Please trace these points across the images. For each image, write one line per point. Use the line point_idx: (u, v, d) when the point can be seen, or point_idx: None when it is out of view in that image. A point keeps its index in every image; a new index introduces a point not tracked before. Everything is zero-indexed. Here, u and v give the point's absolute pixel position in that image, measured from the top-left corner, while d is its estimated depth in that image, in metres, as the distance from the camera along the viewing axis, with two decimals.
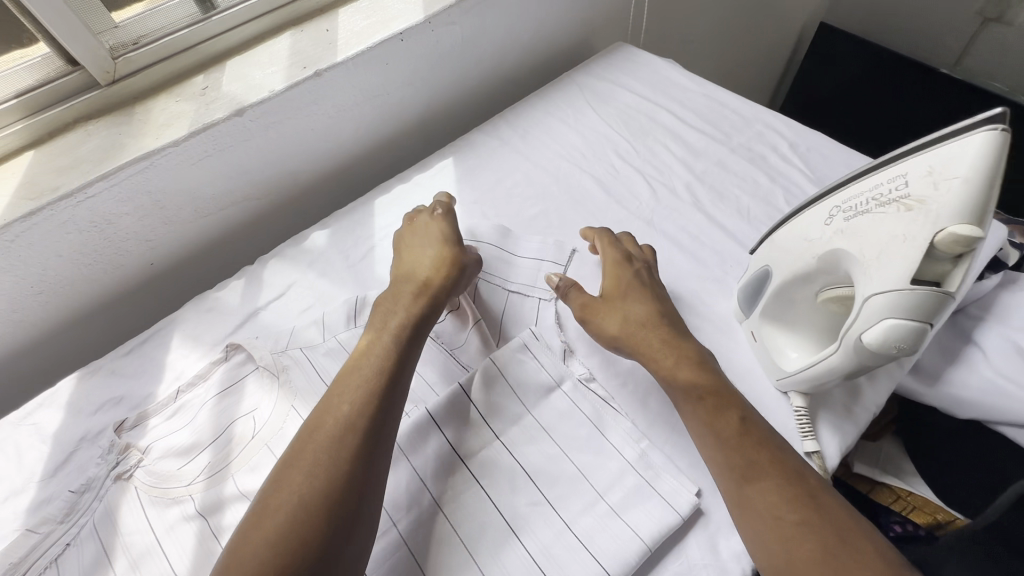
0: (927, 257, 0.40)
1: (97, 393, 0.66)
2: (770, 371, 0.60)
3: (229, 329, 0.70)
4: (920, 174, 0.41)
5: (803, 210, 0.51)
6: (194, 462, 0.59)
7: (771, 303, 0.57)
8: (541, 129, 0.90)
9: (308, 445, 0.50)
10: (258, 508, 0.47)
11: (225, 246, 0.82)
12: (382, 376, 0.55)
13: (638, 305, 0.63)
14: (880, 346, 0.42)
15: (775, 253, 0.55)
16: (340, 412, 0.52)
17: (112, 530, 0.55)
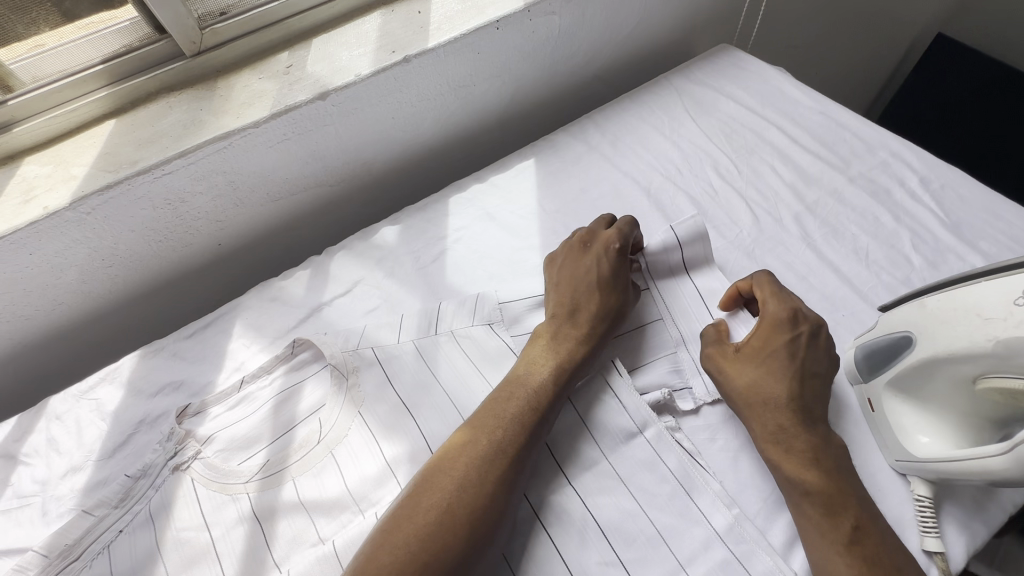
0: None
1: (158, 375, 0.65)
2: (885, 449, 0.53)
3: (293, 322, 0.67)
4: None
5: (982, 280, 0.44)
6: (252, 460, 0.57)
7: (900, 375, 0.49)
8: (633, 136, 0.83)
9: (462, 455, 0.50)
10: (408, 503, 0.47)
11: (293, 232, 0.79)
12: (540, 408, 0.53)
13: (773, 370, 0.55)
14: None
15: (926, 321, 0.47)
16: (499, 433, 0.51)
17: (167, 522, 0.54)
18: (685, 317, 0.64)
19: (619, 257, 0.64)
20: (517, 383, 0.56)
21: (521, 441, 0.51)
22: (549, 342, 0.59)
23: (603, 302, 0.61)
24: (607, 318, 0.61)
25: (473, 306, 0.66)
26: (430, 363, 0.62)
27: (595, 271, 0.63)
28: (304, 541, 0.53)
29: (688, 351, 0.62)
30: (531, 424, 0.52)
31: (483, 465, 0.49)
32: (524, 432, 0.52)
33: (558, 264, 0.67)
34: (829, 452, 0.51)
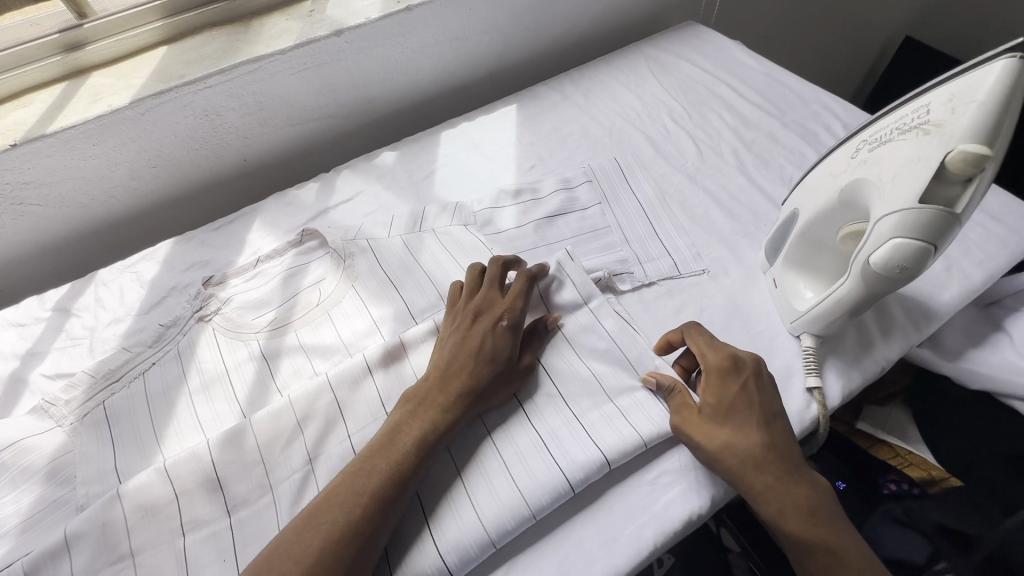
0: (938, 178, 0.43)
1: (188, 256, 0.77)
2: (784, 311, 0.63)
3: (302, 220, 0.80)
4: (943, 102, 0.43)
5: (836, 151, 0.55)
6: (263, 316, 0.69)
7: (797, 244, 0.59)
8: (603, 89, 0.96)
9: (323, 519, 0.47)
10: (274, 559, 0.45)
11: (305, 157, 0.92)
12: (404, 478, 0.50)
13: (736, 418, 0.54)
14: (884, 265, 0.45)
15: (805, 195, 0.58)
16: (359, 502, 0.48)
17: (191, 357, 0.66)
18: (630, 223, 0.76)
19: (519, 322, 0.61)
20: (376, 459, 0.51)
21: (375, 517, 0.48)
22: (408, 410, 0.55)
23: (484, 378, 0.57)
24: (482, 394, 0.57)
25: (454, 210, 0.78)
26: (414, 250, 0.74)
27: (487, 345, 0.59)
28: (302, 374, 0.65)
29: (631, 248, 0.73)
30: (394, 493, 0.50)
31: (334, 534, 0.46)
32: (376, 513, 0.48)
33: (451, 329, 0.62)
34: (813, 496, 0.51)
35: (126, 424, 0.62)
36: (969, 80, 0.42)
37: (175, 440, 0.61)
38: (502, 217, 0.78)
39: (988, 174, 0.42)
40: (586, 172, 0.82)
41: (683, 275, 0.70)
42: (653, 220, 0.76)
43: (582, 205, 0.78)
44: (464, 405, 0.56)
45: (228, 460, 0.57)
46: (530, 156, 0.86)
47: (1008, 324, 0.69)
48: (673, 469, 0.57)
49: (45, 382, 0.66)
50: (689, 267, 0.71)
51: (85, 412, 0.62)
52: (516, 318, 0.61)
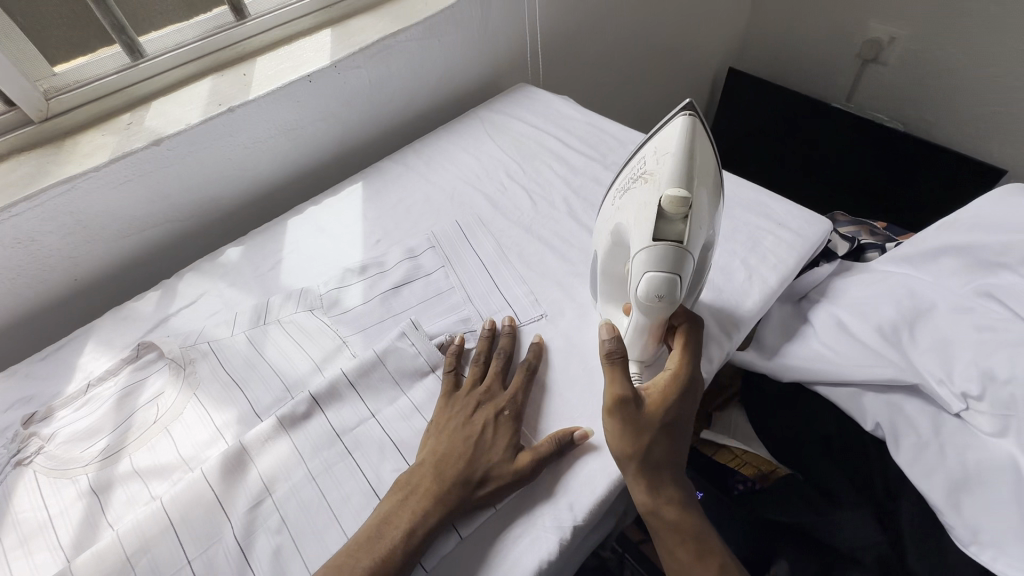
0: (662, 218, 0.52)
1: (8, 394, 0.72)
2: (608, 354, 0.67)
3: (140, 332, 0.77)
4: (653, 158, 0.56)
5: (604, 206, 0.65)
6: (93, 446, 0.65)
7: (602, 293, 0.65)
8: (444, 156, 1.02)
9: None
10: None
11: (147, 266, 0.89)
12: (392, 565, 0.51)
13: (659, 438, 0.55)
14: (647, 296, 0.52)
15: (596, 242, 0.65)
16: None
17: (7, 509, 0.60)
18: (472, 281, 0.80)
19: (520, 408, 0.63)
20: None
21: None
22: (443, 493, 0.55)
23: (485, 470, 0.57)
24: (470, 489, 0.56)
25: (300, 297, 0.79)
26: (258, 345, 0.73)
27: (477, 435, 0.59)
28: (137, 502, 0.61)
29: (473, 305, 0.77)
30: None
31: None
32: None
33: (501, 423, 0.61)
34: (699, 523, 0.55)
35: None
36: (665, 139, 0.55)
37: None
38: (349, 295, 0.79)
39: (696, 211, 0.52)
40: (429, 240, 0.86)
41: (523, 323, 0.74)
42: (493, 275, 0.80)
43: (426, 271, 0.81)
44: (445, 501, 0.54)
45: None
46: (376, 231, 0.89)
47: (812, 315, 0.76)
48: (523, 518, 0.57)
49: None
50: (528, 314, 0.75)
51: None
52: (512, 403, 0.63)
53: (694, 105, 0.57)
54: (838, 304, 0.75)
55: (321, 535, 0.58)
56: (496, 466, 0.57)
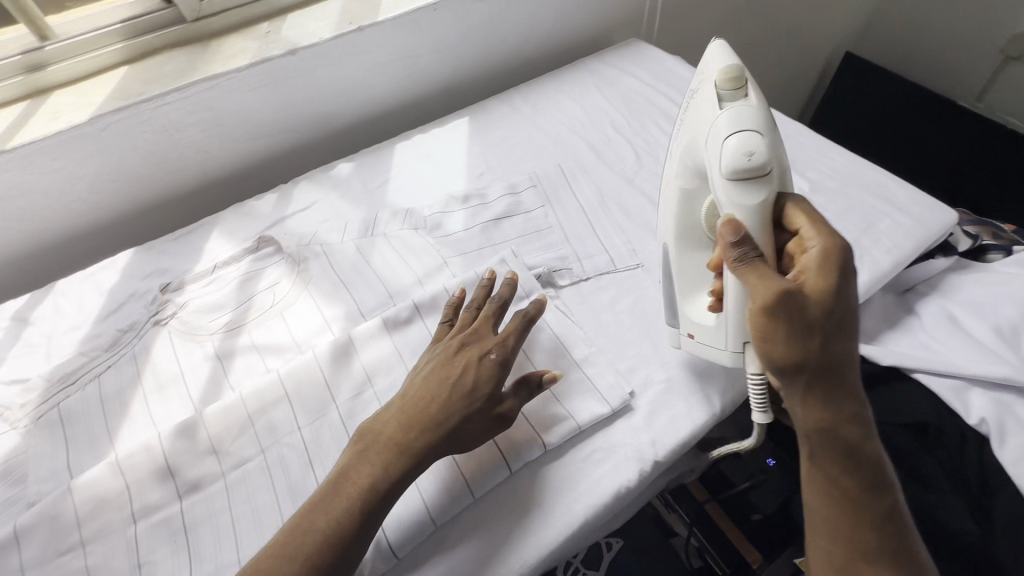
0: (723, 98, 0.55)
1: (146, 265, 0.80)
2: (716, 341, 0.59)
3: (260, 228, 0.83)
4: (699, 79, 0.61)
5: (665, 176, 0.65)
6: (218, 319, 0.72)
7: (682, 277, 0.62)
8: (550, 102, 1.02)
9: (298, 530, 0.48)
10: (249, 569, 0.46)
11: (265, 171, 0.96)
12: (369, 505, 0.49)
13: (822, 330, 0.47)
14: (737, 150, 0.51)
15: (664, 225, 0.65)
16: (325, 524, 0.48)
17: (146, 359, 0.68)
18: (571, 224, 0.81)
19: (509, 354, 0.57)
20: (309, 519, 0.48)
21: (348, 530, 0.48)
22: (419, 430, 0.52)
23: (454, 425, 0.53)
24: (440, 441, 0.52)
25: (405, 215, 0.83)
26: (366, 254, 0.78)
27: (457, 381, 0.54)
28: (254, 372, 0.67)
29: (570, 246, 0.78)
30: (357, 514, 0.49)
31: (309, 540, 0.47)
32: (348, 530, 0.48)
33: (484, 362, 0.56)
34: (868, 457, 0.48)
35: (79, 425, 0.63)
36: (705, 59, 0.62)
37: (128, 439, 0.62)
38: (451, 220, 0.82)
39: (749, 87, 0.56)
40: (531, 179, 0.87)
41: (618, 269, 0.75)
42: (592, 221, 0.81)
43: (526, 208, 0.83)
44: (429, 443, 0.52)
45: (179, 455, 0.59)
46: (479, 165, 0.91)
47: (920, 307, 0.73)
48: (604, 446, 0.60)
49: None
50: (623, 262, 0.76)
51: (40, 414, 0.64)
52: (505, 351, 0.57)
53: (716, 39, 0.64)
54: (951, 299, 0.72)
55: None
56: (467, 420, 0.53)
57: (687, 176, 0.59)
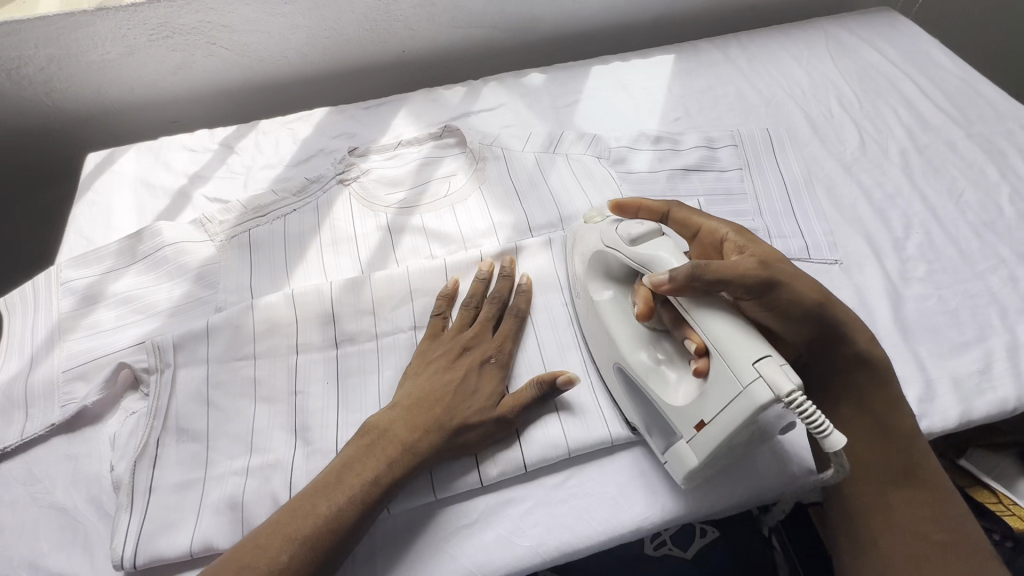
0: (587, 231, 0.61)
1: (338, 126, 0.83)
2: (730, 402, 0.45)
3: (445, 118, 0.83)
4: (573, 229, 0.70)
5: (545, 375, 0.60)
6: (395, 194, 0.74)
7: (641, 377, 0.52)
8: (770, 58, 0.90)
9: (357, 463, 0.49)
10: (309, 493, 0.48)
11: (455, 63, 0.94)
12: (419, 456, 0.50)
13: (776, 261, 0.52)
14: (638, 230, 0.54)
15: (618, 385, 0.56)
16: (381, 466, 0.49)
17: (327, 213, 0.72)
18: (767, 197, 0.73)
19: (506, 364, 0.57)
20: (361, 459, 0.49)
21: (400, 473, 0.49)
22: (454, 403, 0.53)
23: (462, 417, 0.52)
24: (453, 435, 0.52)
25: (591, 141, 0.78)
26: (544, 170, 0.75)
27: (460, 382, 0.54)
28: (420, 254, 0.69)
29: (762, 219, 0.71)
30: (413, 458, 0.50)
31: (365, 474, 0.49)
32: (401, 473, 0.49)
33: (484, 378, 0.55)
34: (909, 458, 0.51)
35: (263, 253, 0.69)
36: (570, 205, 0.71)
37: (302, 279, 0.67)
38: (636, 158, 0.77)
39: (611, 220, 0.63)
40: (733, 136, 0.79)
41: (812, 258, 0.67)
42: (791, 199, 0.73)
43: (720, 167, 0.76)
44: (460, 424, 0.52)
45: (344, 305, 0.62)
46: (677, 109, 0.84)
47: None
48: None
49: (204, 203, 0.75)
50: (821, 253, 0.68)
51: (233, 235, 0.70)
52: (500, 367, 0.57)
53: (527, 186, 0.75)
54: None
55: (561, 351, 0.60)
56: (473, 416, 0.53)
57: (598, 287, 0.58)
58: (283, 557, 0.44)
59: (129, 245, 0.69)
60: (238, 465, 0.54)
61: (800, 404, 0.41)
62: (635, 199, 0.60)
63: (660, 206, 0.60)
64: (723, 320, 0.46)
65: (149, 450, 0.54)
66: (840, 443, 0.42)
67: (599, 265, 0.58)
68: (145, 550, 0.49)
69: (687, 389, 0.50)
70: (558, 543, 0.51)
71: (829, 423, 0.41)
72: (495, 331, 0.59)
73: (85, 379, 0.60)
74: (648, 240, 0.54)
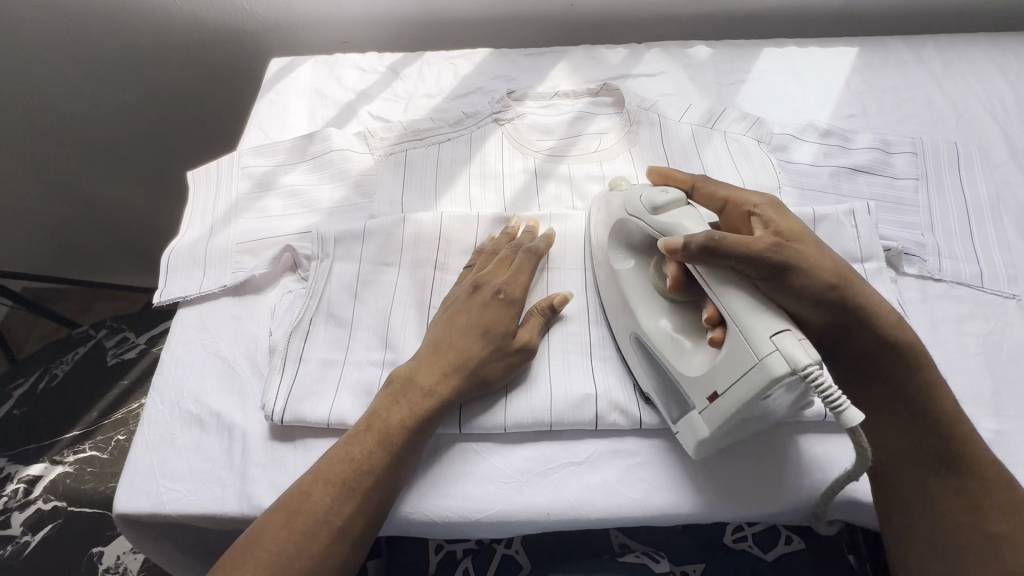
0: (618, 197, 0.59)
1: (497, 69, 0.85)
2: (744, 363, 0.43)
3: (604, 77, 0.83)
4: None
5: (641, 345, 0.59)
6: (545, 142, 0.75)
7: (658, 346, 0.51)
8: (971, 66, 0.81)
9: (383, 410, 0.51)
10: (346, 438, 0.50)
11: (618, 25, 0.93)
12: (441, 401, 0.51)
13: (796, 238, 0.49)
14: (664, 198, 0.53)
15: (631, 358, 0.55)
16: (404, 412, 0.50)
17: (479, 148, 0.74)
18: (943, 214, 0.67)
19: (518, 308, 0.57)
20: (385, 406, 0.51)
21: (426, 416, 0.51)
22: (459, 343, 0.54)
23: (477, 359, 0.53)
24: (470, 377, 0.52)
25: (753, 122, 0.74)
26: (700, 143, 0.73)
27: (469, 322, 0.55)
28: (561, 203, 0.70)
29: (934, 236, 0.65)
30: (436, 405, 0.51)
31: (389, 419, 0.50)
32: (427, 415, 0.51)
33: (478, 311, 0.56)
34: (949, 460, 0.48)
35: (416, 173, 0.72)
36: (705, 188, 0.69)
37: (448, 205, 0.70)
38: (800, 149, 0.73)
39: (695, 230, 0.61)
40: (914, 143, 0.72)
41: (985, 287, 0.61)
42: (971, 222, 0.66)
43: (894, 173, 0.70)
44: (466, 368, 0.52)
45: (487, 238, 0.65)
46: (853, 106, 0.78)
47: None
48: None
49: (368, 119, 0.80)
50: (997, 285, 0.62)
51: (391, 152, 0.74)
52: (511, 305, 0.56)
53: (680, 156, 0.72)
54: None
55: None
56: (492, 353, 0.53)
57: (620, 256, 0.57)
58: (322, 503, 0.46)
59: (301, 144, 0.75)
60: (375, 357, 0.58)
61: (816, 377, 0.40)
62: (661, 171, 0.59)
63: (685, 179, 0.58)
64: (745, 297, 0.45)
65: (303, 326, 0.59)
66: (857, 419, 0.40)
67: (621, 233, 0.57)
68: (291, 410, 0.54)
69: (705, 356, 0.48)
70: (662, 503, 0.51)
71: (846, 398, 0.40)
72: (509, 269, 0.59)
73: (253, 254, 0.67)
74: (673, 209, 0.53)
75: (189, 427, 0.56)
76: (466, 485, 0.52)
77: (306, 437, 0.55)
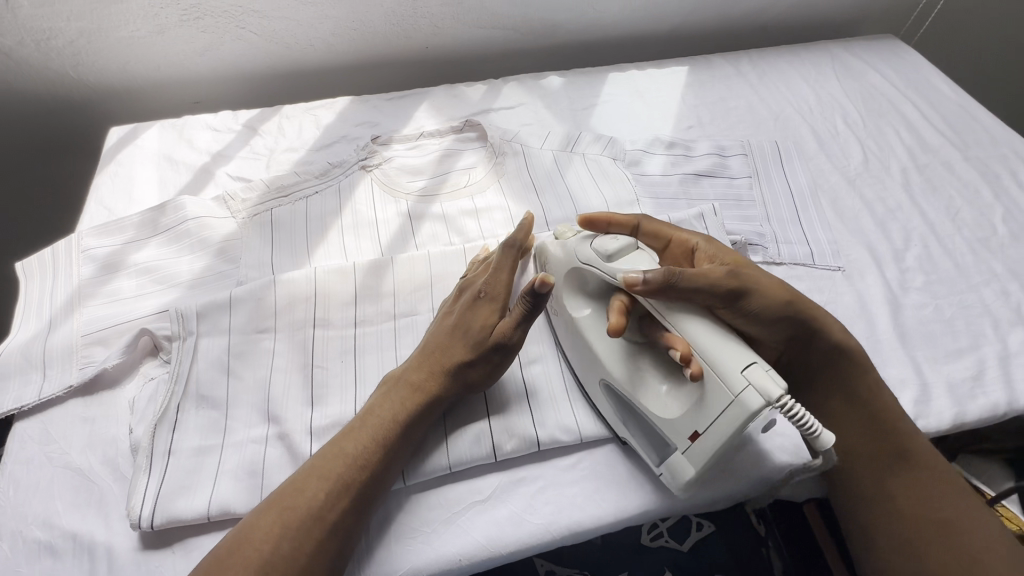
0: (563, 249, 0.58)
1: (360, 114, 0.85)
2: (704, 392, 0.46)
3: (466, 114, 0.85)
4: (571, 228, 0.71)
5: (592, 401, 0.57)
6: (416, 182, 0.75)
7: (626, 388, 0.51)
8: (780, 75, 0.94)
9: (318, 469, 0.47)
10: (269, 509, 0.45)
11: (474, 62, 0.97)
12: (384, 447, 0.49)
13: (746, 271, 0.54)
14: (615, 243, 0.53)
15: (608, 408, 0.55)
16: (342, 470, 0.47)
17: (349, 196, 0.73)
18: (775, 205, 0.76)
19: (507, 288, 0.56)
20: (320, 468, 0.47)
21: (371, 469, 0.48)
22: (427, 363, 0.54)
23: (450, 365, 0.53)
24: (438, 396, 0.53)
25: (607, 143, 0.80)
26: (562, 166, 0.77)
27: (449, 333, 0.55)
28: (438, 241, 0.71)
29: (771, 226, 0.74)
30: (383, 454, 0.49)
31: (328, 477, 0.47)
32: (372, 466, 0.48)
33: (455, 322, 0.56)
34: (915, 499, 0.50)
35: (285, 232, 0.69)
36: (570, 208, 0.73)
37: (323, 259, 0.68)
38: (650, 162, 0.79)
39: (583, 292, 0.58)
40: (743, 145, 0.81)
41: (817, 265, 0.70)
42: (797, 208, 0.76)
43: (731, 174, 0.78)
44: (436, 390, 0.53)
45: (365, 288, 0.63)
46: (690, 117, 0.87)
47: None
48: None
49: (227, 180, 0.76)
50: (825, 260, 0.70)
51: (254, 213, 0.70)
52: (496, 303, 0.55)
53: (546, 180, 0.76)
54: None
55: None
56: (466, 362, 0.53)
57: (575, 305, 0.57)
58: None
59: (152, 217, 0.69)
60: (257, 434, 0.54)
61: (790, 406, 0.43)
62: (604, 214, 0.59)
63: (629, 220, 0.60)
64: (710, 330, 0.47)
65: (170, 415, 0.54)
66: (829, 443, 0.46)
67: (575, 282, 0.57)
68: (162, 512, 0.49)
69: (675, 390, 0.50)
70: (569, 521, 0.52)
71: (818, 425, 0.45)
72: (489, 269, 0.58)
73: (104, 344, 0.60)
74: (626, 253, 0.53)
75: (38, 558, 0.49)
76: (372, 554, 0.50)
77: (184, 538, 0.50)
